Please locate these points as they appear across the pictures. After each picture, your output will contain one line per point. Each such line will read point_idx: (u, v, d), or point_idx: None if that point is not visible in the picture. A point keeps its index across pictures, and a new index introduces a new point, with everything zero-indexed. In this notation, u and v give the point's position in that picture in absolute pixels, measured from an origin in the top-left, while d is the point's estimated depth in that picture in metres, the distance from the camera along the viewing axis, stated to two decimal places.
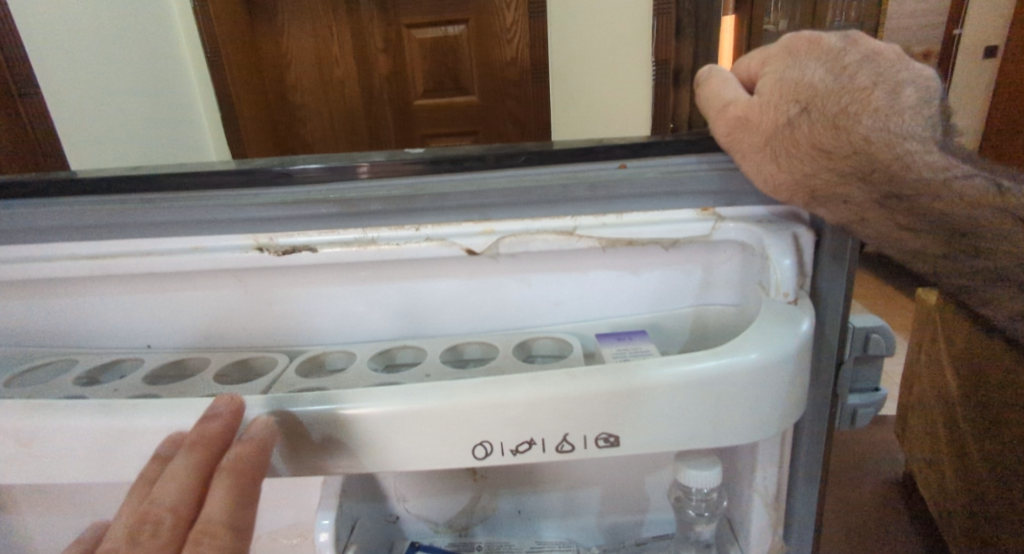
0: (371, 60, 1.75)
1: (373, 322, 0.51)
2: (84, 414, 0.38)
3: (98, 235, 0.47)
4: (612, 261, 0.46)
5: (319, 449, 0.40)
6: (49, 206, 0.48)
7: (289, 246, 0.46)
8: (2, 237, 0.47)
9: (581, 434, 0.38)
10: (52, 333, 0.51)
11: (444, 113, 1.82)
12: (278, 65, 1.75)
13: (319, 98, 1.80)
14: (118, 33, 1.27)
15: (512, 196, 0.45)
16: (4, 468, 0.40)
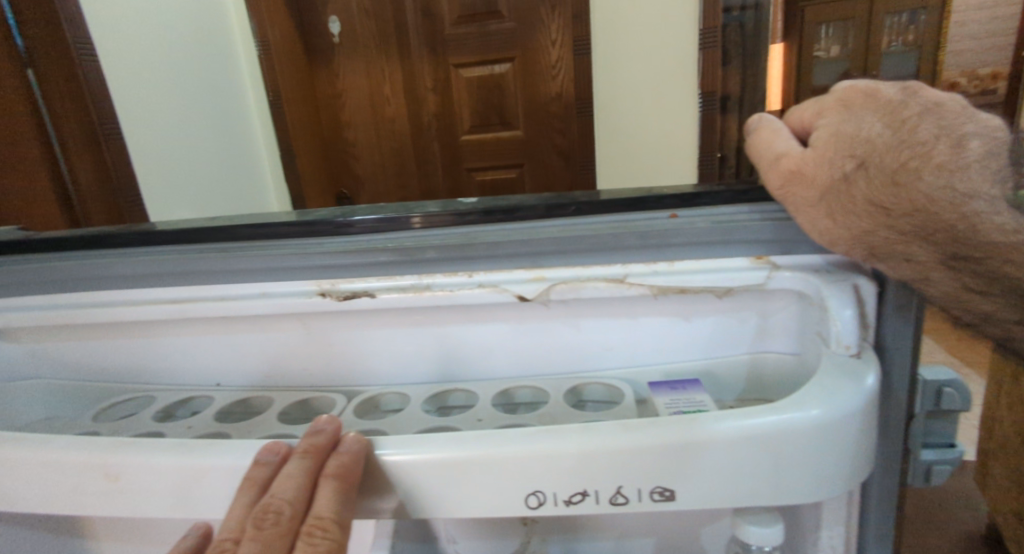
0: (421, 100, 1.81)
1: (428, 365, 0.52)
2: (163, 452, 0.39)
3: (174, 281, 0.49)
4: (665, 307, 0.46)
5: (375, 492, 0.40)
6: (127, 257, 0.51)
7: (350, 292, 0.48)
8: (89, 283, 0.50)
9: (636, 487, 0.38)
10: (123, 371, 0.54)
11: (491, 148, 1.85)
12: (333, 105, 1.85)
13: (371, 134, 1.88)
14: (181, 84, 1.35)
15: (563, 244, 0.46)
16: (92, 504, 0.41)
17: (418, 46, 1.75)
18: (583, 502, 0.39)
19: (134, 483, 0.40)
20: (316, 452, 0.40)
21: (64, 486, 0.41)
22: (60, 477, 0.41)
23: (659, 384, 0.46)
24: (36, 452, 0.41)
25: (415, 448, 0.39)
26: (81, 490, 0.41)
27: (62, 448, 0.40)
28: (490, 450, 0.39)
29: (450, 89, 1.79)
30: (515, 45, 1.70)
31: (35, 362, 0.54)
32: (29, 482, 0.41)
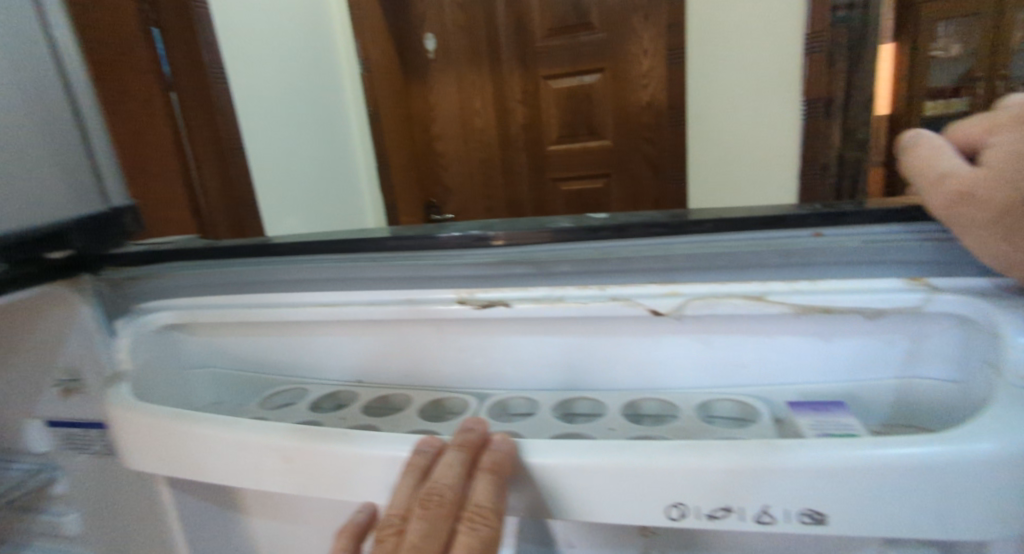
0: (509, 111, 1.82)
1: (555, 374, 0.54)
2: (329, 441, 0.46)
3: (342, 286, 0.56)
4: (804, 327, 0.46)
5: (524, 491, 0.43)
6: (295, 262, 0.58)
7: (487, 300, 0.51)
8: (264, 286, 0.59)
9: (784, 506, 0.38)
10: (283, 364, 0.61)
11: (574, 159, 1.82)
12: (425, 118, 1.92)
13: (461, 144, 1.90)
14: (287, 104, 1.45)
15: (698, 260, 0.47)
16: (269, 480, 0.48)
17: (508, 59, 1.77)
18: (728, 518, 0.40)
19: (306, 465, 0.46)
20: (470, 447, 0.44)
21: (247, 464, 0.48)
22: (245, 455, 0.48)
23: (799, 405, 0.46)
24: (226, 433, 0.48)
25: (562, 452, 0.42)
26: (261, 469, 0.48)
27: (248, 429, 0.48)
28: (636, 460, 0.40)
29: (538, 101, 1.79)
30: (607, 56, 1.69)
31: (210, 355, 0.63)
32: (219, 457, 0.49)
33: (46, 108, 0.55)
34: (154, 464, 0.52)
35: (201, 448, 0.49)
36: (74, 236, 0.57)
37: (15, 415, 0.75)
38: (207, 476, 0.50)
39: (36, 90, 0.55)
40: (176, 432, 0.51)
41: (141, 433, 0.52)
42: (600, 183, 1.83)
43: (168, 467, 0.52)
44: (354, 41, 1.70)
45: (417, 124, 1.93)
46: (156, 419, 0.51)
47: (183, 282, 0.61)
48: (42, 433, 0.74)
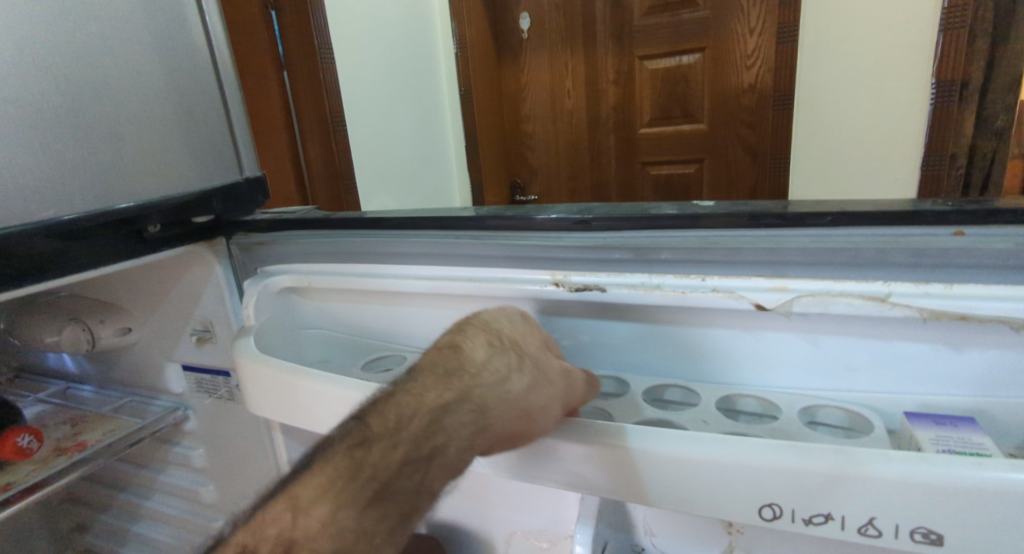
0: (602, 92, 1.79)
1: (652, 361, 0.54)
2: None
3: (451, 262, 0.59)
4: (929, 332, 0.43)
5: (612, 475, 0.44)
6: (404, 238, 0.62)
7: (582, 284, 0.52)
8: (375, 258, 0.63)
9: (893, 522, 0.37)
10: (387, 332, 0.65)
11: (667, 142, 1.76)
12: (517, 97, 1.92)
13: (550, 125, 1.90)
14: (388, 81, 1.50)
15: (813, 257, 0.45)
16: None
17: (604, 38, 1.73)
18: (830, 526, 0.39)
19: None
20: None
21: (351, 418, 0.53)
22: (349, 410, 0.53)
23: (917, 415, 0.43)
24: (335, 389, 0.53)
25: (654, 441, 0.42)
26: None
27: (353, 387, 0.52)
28: (732, 458, 0.40)
29: (633, 81, 1.74)
30: (708, 35, 1.62)
31: (321, 318, 0.68)
32: (327, 409, 0.54)
33: (196, 96, 0.64)
34: (272, 411, 0.58)
35: (310, 400, 0.55)
36: (217, 205, 0.67)
37: (162, 358, 0.87)
38: (316, 427, 0.55)
39: (186, 80, 0.63)
40: (290, 384, 0.56)
41: (259, 382, 0.58)
42: (692, 169, 1.77)
43: (283, 415, 0.58)
44: (452, 21, 1.73)
45: (507, 104, 1.94)
46: (274, 371, 0.57)
47: (298, 249, 0.67)
48: (182, 374, 0.86)
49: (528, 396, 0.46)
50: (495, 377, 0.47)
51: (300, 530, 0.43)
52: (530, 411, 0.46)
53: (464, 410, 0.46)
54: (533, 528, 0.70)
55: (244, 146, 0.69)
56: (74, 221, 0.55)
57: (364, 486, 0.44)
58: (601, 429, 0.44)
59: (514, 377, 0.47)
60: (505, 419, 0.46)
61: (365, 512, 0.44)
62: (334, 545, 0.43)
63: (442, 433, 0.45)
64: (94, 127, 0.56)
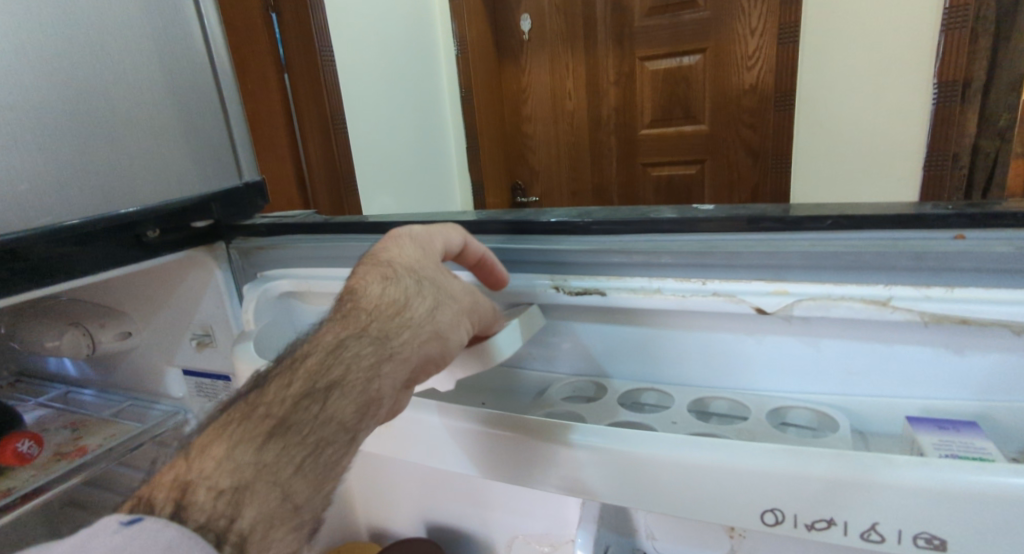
0: (602, 93, 1.78)
1: (637, 364, 0.56)
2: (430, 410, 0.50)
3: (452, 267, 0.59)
4: (930, 336, 0.43)
5: (610, 482, 0.43)
6: None
7: (581, 288, 0.52)
8: None
9: (896, 527, 0.37)
10: None
11: (668, 143, 1.76)
12: (518, 99, 1.92)
13: (551, 127, 1.89)
14: (388, 83, 1.50)
15: (812, 260, 0.45)
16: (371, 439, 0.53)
17: (605, 39, 1.73)
18: (834, 532, 0.38)
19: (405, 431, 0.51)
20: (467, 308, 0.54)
21: None
22: None
23: (919, 420, 0.43)
24: None
25: (652, 447, 0.42)
26: None
27: None
28: (732, 463, 0.39)
29: (633, 83, 1.74)
30: (708, 36, 1.61)
31: (319, 322, 0.68)
32: None
33: (195, 103, 0.64)
34: None
35: None
36: (215, 209, 0.66)
37: (163, 363, 0.87)
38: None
39: (186, 88, 0.63)
40: None
41: None
42: (693, 170, 1.77)
43: None
44: (452, 23, 1.73)
45: (508, 105, 1.94)
46: None
47: (297, 253, 0.67)
48: (183, 379, 0.86)
49: (429, 319, 0.47)
50: (393, 306, 0.46)
51: (200, 474, 0.40)
52: (430, 330, 0.46)
53: (364, 334, 0.45)
54: (534, 532, 0.70)
55: (244, 153, 0.69)
56: (72, 227, 0.55)
57: (261, 423, 0.42)
58: (599, 436, 0.44)
59: (414, 301, 0.47)
60: (407, 340, 0.45)
61: (265, 447, 0.41)
62: (232, 480, 0.40)
63: (341, 358, 0.44)
64: (94, 133, 0.56)
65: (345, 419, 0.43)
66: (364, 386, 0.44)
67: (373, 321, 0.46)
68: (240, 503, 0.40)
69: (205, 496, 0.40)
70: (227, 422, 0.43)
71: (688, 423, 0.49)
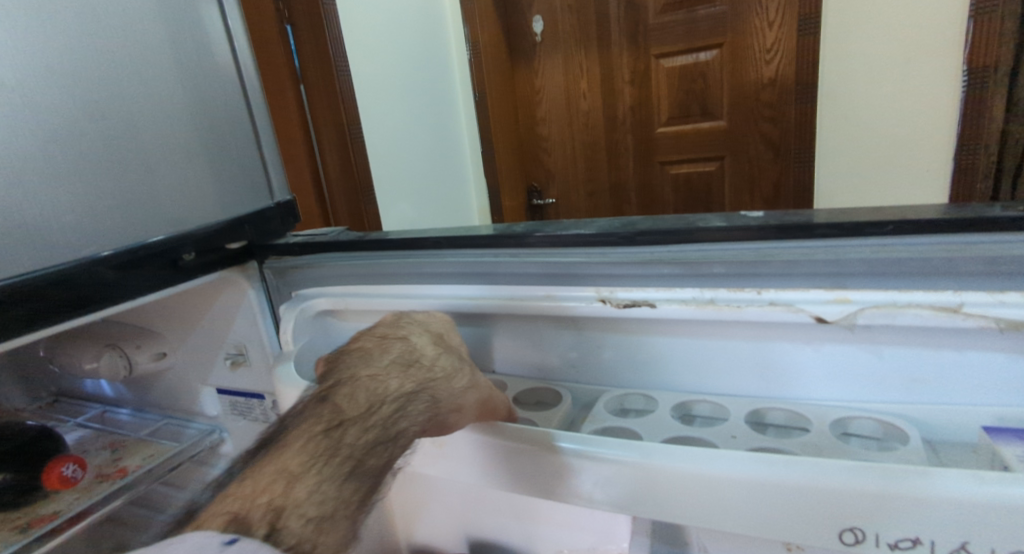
0: (617, 92, 1.77)
1: (684, 375, 0.55)
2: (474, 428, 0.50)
3: (492, 281, 0.58)
4: (1004, 341, 0.42)
5: (676, 502, 0.42)
6: (439, 259, 0.61)
7: (629, 300, 0.51)
8: (411, 279, 0.62)
9: (989, 546, 0.35)
10: None
11: (688, 141, 1.74)
12: (532, 102, 1.91)
13: (566, 128, 1.88)
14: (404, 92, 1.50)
15: (874, 268, 0.44)
16: (425, 459, 0.54)
17: (618, 38, 1.72)
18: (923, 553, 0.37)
19: (455, 451, 0.51)
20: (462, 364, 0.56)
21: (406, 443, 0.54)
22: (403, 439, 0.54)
23: (998, 430, 0.41)
24: None
25: (719, 465, 0.41)
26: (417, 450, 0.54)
27: None
28: (804, 480, 0.38)
29: (649, 81, 1.72)
30: (725, 30, 1.59)
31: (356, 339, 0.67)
32: None
33: (224, 123, 0.63)
34: None
35: None
36: (249, 232, 0.66)
37: (198, 382, 0.88)
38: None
39: (216, 107, 0.63)
40: None
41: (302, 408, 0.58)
42: (713, 167, 1.74)
43: None
44: (465, 28, 1.72)
45: (521, 108, 1.93)
46: None
47: (332, 272, 0.66)
48: (217, 398, 0.87)
49: (471, 390, 0.50)
50: (446, 371, 0.51)
51: (291, 499, 0.42)
52: (470, 398, 0.50)
53: (422, 393, 0.49)
54: (581, 548, 0.69)
55: (273, 171, 0.69)
56: (111, 258, 0.55)
57: (341, 463, 0.44)
58: (663, 455, 0.42)
59: (459, 371, 0.51)
60: (451, 406, 0.49)
61: (343, 484, 0.44)
62: (317, 513, 0.42)
63: (403, 413, 0.47)
64: (128, 159, 0.55)
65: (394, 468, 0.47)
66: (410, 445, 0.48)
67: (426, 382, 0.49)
68: (320, 530, 0.42)
69: (297, 519, 0.42)
70: (296, 452, 0.44)
71: (748, 438, 0.48)
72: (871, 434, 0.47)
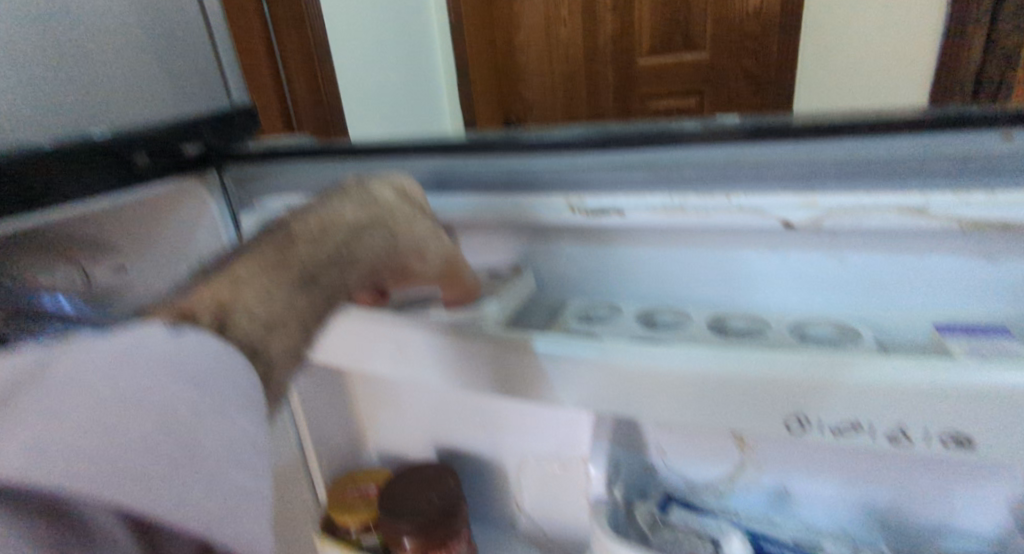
0: (598, 17, 1.70)
1: (653, 284, 0.55)
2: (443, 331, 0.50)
3: (465, 188, 0.57)
4: (961, 242, 0.43)
5: (634, 393, 0.44)
6: (408, 164, 0.59)
7: (599, 207, 0.51)
8: None
9: (925, 429, 0.37)
10: None
11: (668, 70, 1.70)
12: (509, 24, 1.83)
13: (544, 54, 1.82)
14: None
15: (843, 170, 0.43)
16: (388, 363, 0.53)
17: None
18: (864, 436, 0.39)
19: (420, 353, 0.51)
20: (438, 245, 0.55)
21: (368, 347, 0.53)
22: (366, 342, 0.53)
23: (947, 328, 0.42)
24: (352, 322, 0.53)
25: (681, 361, 0.42)
26: (381, 354, 0.53)
27: (367, 318, 0.52)
28: (759, 372, 0.39)
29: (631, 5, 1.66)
30: None
31: None
32: (345, 340, 0.54)
33: (170, 13, 0.59)
34: None
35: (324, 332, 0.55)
36: (205, 132, 0.63)
37: None
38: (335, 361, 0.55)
39: None
40: None
41: None
42: (692, 99, 1.72)
43: None
44: None
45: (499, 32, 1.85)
46: None
47: (296, 178, 0.64)
48: None
49: (432, 234, 0.52)
50: (402, 218, 0.51)
51: (240, 300, 0.45)
52: (429, 243, 0.52)
53: (385, 226, 0.51)
54: (547, 453, 0.72)
55: (228, 68, 0.65)
56: (53, 152, 0.51)
57: (287, 276, 0.47)
58: (625, 353, 0.43)
59: (420, 215, 0.52)
60: (408, 249, 0.52)
61: (287, 296, 0.47)
62: (266, 317, 0.46)
63: (362, 236, 0.48)
64: (61, 46, 0.52)
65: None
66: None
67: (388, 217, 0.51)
68: (268, 333, 0.46)
69: (246, 318, 0.44)
70: (247, 263, 0.46)
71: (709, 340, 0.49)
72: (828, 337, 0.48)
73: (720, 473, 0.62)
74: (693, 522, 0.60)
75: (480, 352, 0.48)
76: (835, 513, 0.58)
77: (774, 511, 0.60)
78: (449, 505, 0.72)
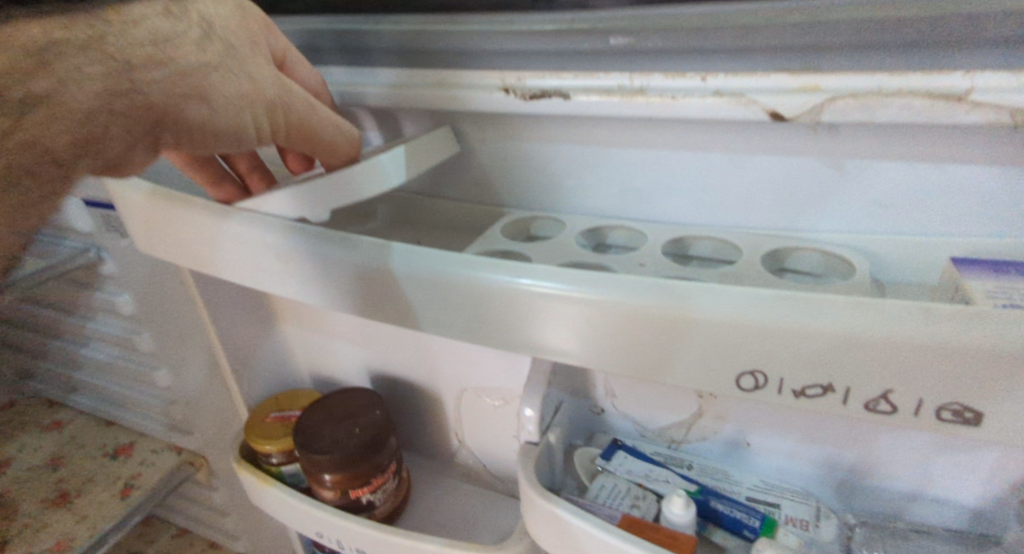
0: None
1: (602, 194, 0.44)
2: (329, 242, 0.39)
3: (379, 61, 0.46)
4: (998, 147, 0.32)
5: (550, 331, 0.34)
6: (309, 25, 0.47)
7: (540, 90, 0.40)
8: None
9: (917, 397, 0.27)
10: None
11: None
12: None
13: None
14: None
15: (859, 36, 0.31)
16: (270, 280, 0.43)
17: None
18: (839, 404, 0.29)
19: (303, 269, 0.41)
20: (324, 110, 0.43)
21: (247, 260, 0.43)
22: (244, 253, 0.43)
23: (964, 261, 0.32)
24: (228, 226, 0.42)
25: (610, 292, 0.31)
26: (261, 268, 0.43)
27: (246, 223, 0.42)
28: (709, 315, 0.29)
29: None
30: None
31: None
32: (224, 249, 0.44)
33: None
34: (157, 246, 0.48)
35: (201, 239, 0.44)
36: None
37: None
38: (210, 267, 0.46)
39: None
40: (168, 218, 0.46)
41: (137, 211, 0.47)
42: None
43: (168, 251, 0.48)
44: None
45: None
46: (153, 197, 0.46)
47: None
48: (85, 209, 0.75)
49: (219, 80, 0.31)
50: (151, 26, 0.29)
51: None
52: (214, 89, 0.31)
53: (110, 58, 0.28)
54: (486, 385, 0.63)
55: None
56: None
57: None
58: (531, 277, 0.33)
59: (206, 39, 0.31)
60: (167, 93, 0.30)
61: None
62: None
63: (62, 73, 0.27)
64: None
65: (57, 152, 0.29)
66: (84, 131, 0.29)
67: (111, 36, 0.28)
68: None
69: None
70: None
71: (656, 266, 0.39)
72: (811, 269, 0.39)
73: (672, 420, 0.54)
74: (636, 471, 0.52)
75: (369, 271, 0.37)
76: (796, 472, 0.50)
77: (729, 465, 0.53)
78: (371, 437, 0.62)
